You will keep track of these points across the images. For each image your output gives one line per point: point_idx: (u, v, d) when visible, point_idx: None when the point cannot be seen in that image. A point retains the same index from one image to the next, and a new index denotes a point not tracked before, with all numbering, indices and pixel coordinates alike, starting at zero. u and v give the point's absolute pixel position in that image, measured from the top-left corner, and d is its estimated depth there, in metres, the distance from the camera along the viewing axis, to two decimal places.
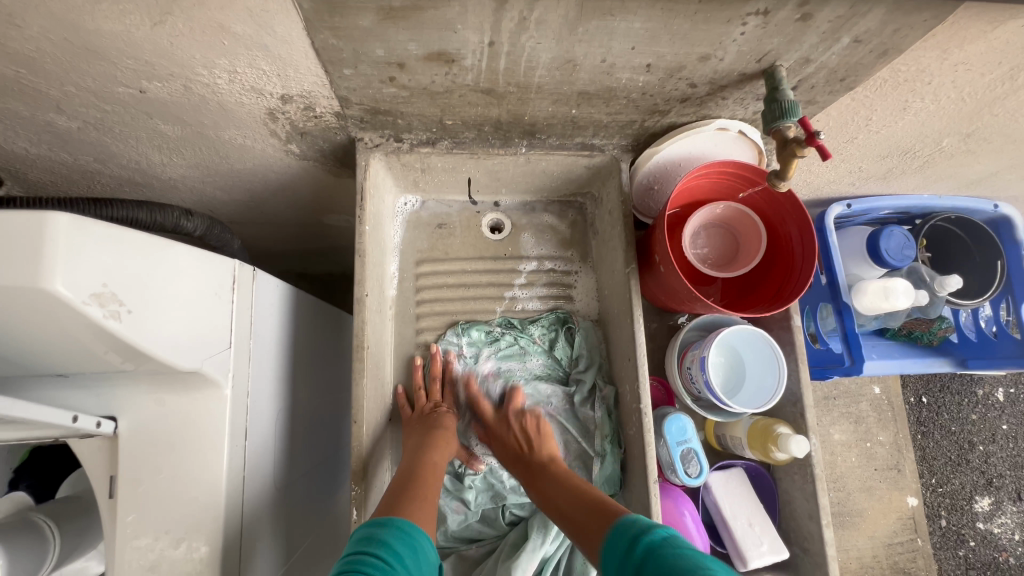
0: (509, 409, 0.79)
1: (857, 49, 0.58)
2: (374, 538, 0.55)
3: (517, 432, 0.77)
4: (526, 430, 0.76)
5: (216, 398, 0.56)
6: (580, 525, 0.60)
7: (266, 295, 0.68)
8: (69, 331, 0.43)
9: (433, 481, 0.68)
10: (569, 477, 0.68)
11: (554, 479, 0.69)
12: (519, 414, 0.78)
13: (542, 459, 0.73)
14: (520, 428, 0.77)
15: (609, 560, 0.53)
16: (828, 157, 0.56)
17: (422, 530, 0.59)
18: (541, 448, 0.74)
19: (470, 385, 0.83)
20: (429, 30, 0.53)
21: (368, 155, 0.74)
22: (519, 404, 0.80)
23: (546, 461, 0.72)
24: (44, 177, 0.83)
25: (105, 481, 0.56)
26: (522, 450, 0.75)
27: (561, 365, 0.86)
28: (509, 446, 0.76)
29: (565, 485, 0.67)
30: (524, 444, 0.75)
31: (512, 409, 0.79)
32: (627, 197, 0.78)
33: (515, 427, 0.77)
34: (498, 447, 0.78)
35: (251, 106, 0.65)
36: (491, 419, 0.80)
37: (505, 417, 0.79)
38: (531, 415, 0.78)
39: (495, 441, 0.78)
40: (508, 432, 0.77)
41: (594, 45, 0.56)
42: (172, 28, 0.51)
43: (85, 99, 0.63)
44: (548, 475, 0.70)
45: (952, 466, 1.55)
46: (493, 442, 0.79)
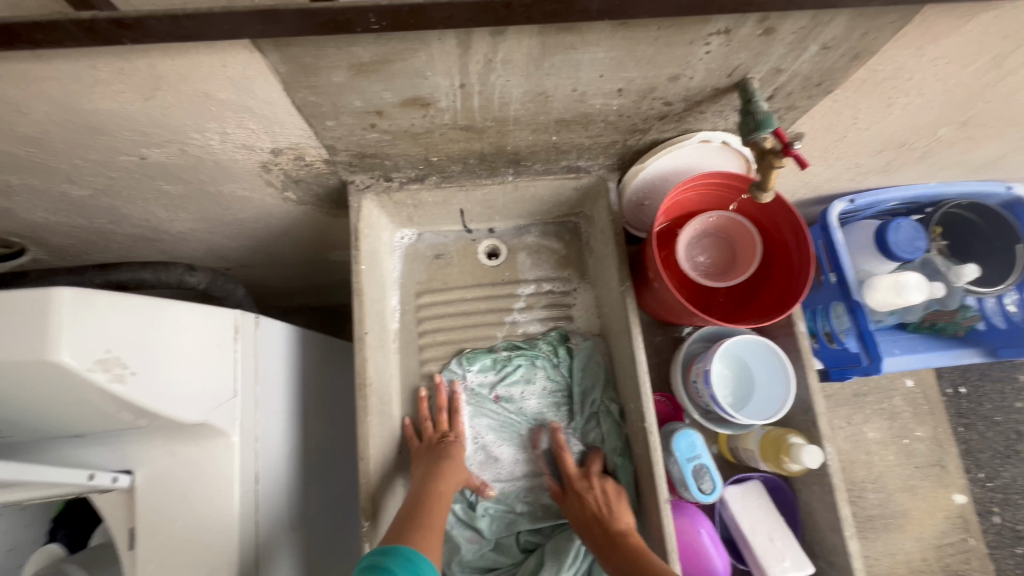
0: (592, 469, 0.77)
1: (828, 55, 0.58)
2: (377, 567, 0.56)
3: (597, 495, 0.73)
4: (605, 494, 0.73)
5: (225, 446, 0.59)
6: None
7: (270, 339, 0.71)
8: (80, 396, 0.46)
9: (439, 511, 0.68)
10: (650, 556, 0.62)
11: (623, 556, 0.63)
12: (600, 476, 0.76)
13: (617, 529, 0.67)
14: (599, 490, 0.73)
15: None
16: (806, 167, 0.56)
17: (427, 558, 0.60)
18: (620, 515, 0.69)
19: (557, 436, 0.81)
20: (400, 79, 0.55)
21: (360, 196, 0.77)
22: (599, 468, 0.77)
23: (624, 532, 0.67)
24: (65, 241, 0.88)
25: (126, 533, 0.59)
26: (598, 515, 0.70)
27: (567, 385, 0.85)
28: (586, 507, 0.72)
29: (640, 565, 0.61)
30: (603, 509, 0.71)
31: (593, 470, 0.76)
32: (616, 215, 0.79)
33: (595, 488, 0.74)
34: (573, 503, 0.74)
35: (245, 161, 0.68)
36: (572, 473, 0.76)
37: (585, 476, 0.76)
38: (611, 481, 0.74)
39: (572, 498, 0.74)
40: (588, 494, 0.73)
41: (563, 77, 0.58)
42: (162, 101, 0.55)
43: (92, 169, 0.67)
44: (622, 551, 0.64)
45: (1002, 458, 1.47)
46: (567, 497, 0.75)
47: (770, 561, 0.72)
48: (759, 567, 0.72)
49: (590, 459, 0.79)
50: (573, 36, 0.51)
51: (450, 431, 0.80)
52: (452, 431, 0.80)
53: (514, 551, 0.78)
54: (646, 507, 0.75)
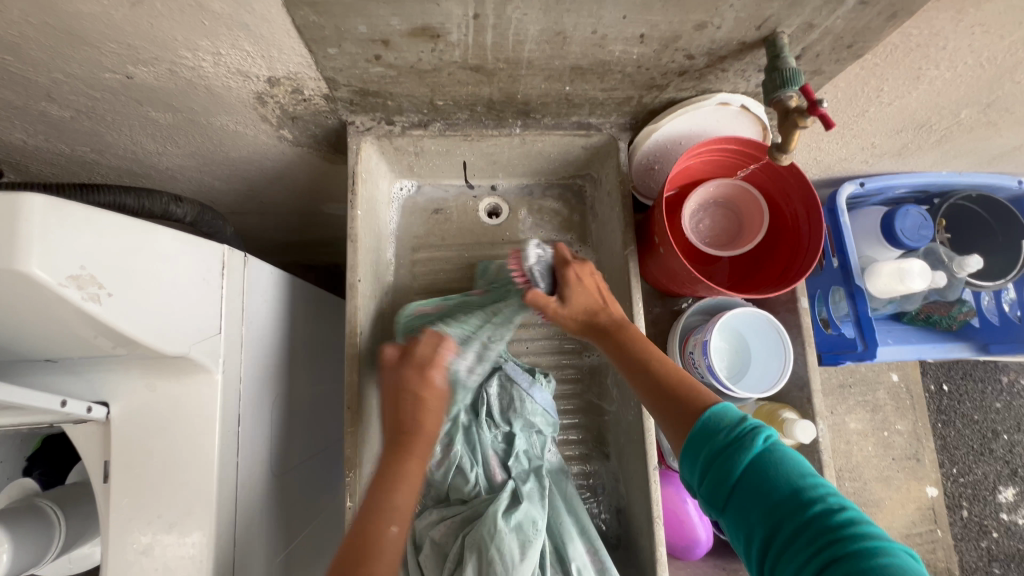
0: (574, 263, 0.70)
1: (864, 12, 0.55)
2: None
3: (592, 289, 0.69)
4: (598, 289, 0.69)
5: (207, 385, 0.57)
6: (669, 407, 0.57)
7: (259, 281, 0.68)
8: (51, 314, 0.43)
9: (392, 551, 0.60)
10: (657, 359, 0.61)
11: (624, 350, 0.64)
12: (590, 274, 0.71)
13: (616, 326, 0.66)
14: (593, 285, 0.69)
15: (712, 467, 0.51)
16: (831, 126, 0.53)
17: None
18: (613, 308, 0.68)
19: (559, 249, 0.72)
20: (410, 3, 0.51)
21: (360, 139, 0.73)
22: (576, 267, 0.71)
23: (624, 322, 0.66)
24: (44, 169, 0.83)
25: (100, 467, 0.56)
26: (594, 311, 0.68)
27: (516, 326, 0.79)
28: (576, 309, 0.68)
29: (643, 364, 0.62)
30: (601, 299, 0.69)
31: (574, 274, 0.69)
32: (625, 177, 0.76)
33: (582, 284, 0.69)
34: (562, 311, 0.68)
35: (239, 90, 0.64)
36: (566, 278, 0.69)
37: (569, 279, 0.69)
38: (577, 264, 0.70)
39: (564, 308, 0.68)
40: (574, 288, 0.68)
41: (584, 15, 0.54)
42: (151, 7, 0.50)
43: (74, 86, 0.63)
44: (630, 342, 0.64)
45: (975, 455, 1.53)
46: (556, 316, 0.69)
47: None
48: None
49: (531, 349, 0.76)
50: None
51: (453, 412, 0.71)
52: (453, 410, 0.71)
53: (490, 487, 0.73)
54: (633, 473, 0.74)
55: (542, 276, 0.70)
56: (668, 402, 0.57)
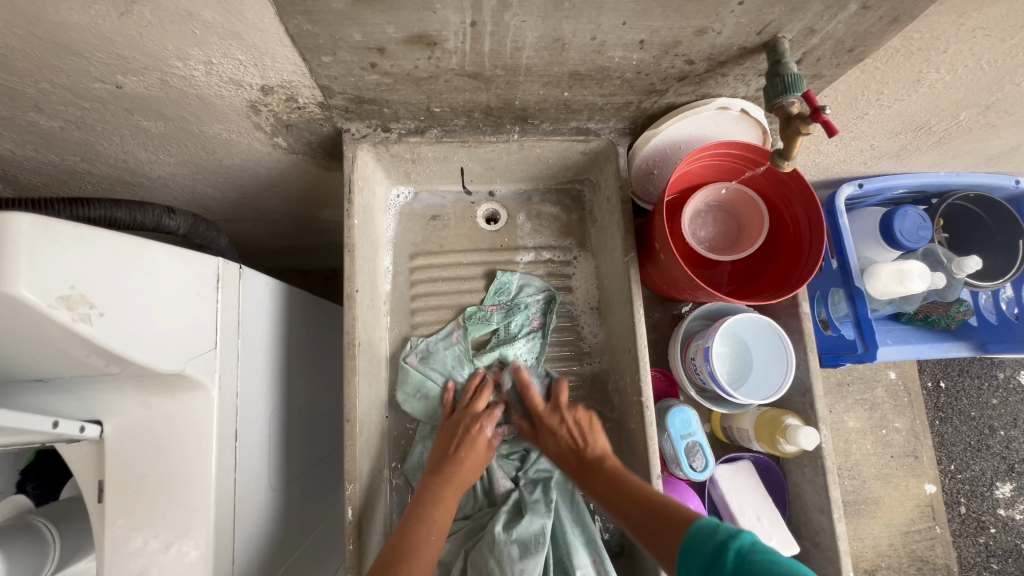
0: (558, 402, 0.75)
1: (866, 17, 0.54)
2: None
3: (569, 427, 0.73)
4: (578, 425, 0.73)
5: (203, 402, 0.55)
6: (652, 531, 0.58)
7: (255, 293, 0.67)
8: (42, 334, 0.42)
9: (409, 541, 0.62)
10: (633, 484, 0.63)
11: (606, 478, 0.66)
12: (569, 407, 0.75)
13: (595, 456, 0.69)
14: (571, 421, 0.73)
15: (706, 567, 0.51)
16: (834, 133, 0.52)
17: None
18: (594, 442, 0.71)
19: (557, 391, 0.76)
20: (406, 11, 0.50)
21: (355, 146, 0.72)
22: (564, 399, 0.76)
23: (601, 458, 0.69)
24: (34, 179, 0.82)
25: (94, 487, 0.55)
26: (575, 447, 0.71)
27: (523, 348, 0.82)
28: (563, 445, 0.72)
29: (621, 489, 0.63)
30: (578, 439, 0.72)
31: (561, 403, 0.75)
32: (624, 182, 0.75)
33: (567, 422, 0.73)
34: (546, 442, 0.74)
35: (232, 99, 0.63)
36: (541, 411, 0.75)
37: (557, 411, 0.75)
38: (582, 412, 0.74)
39: (548, 438, 0.74)
40: (558, 429, 0.73)
41: (583, 22, 0.53)
42: (140, 17, 0.49)
43: (62, 96, 0.62)
44: (604, 474, 0.66)
45: (972, 451, 1.53)
46: (543, 436, 0.75)
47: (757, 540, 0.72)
48: None
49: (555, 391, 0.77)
50: None
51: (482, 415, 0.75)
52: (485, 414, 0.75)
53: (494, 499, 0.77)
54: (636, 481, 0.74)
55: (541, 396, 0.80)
56: (650, 526, 0.58)
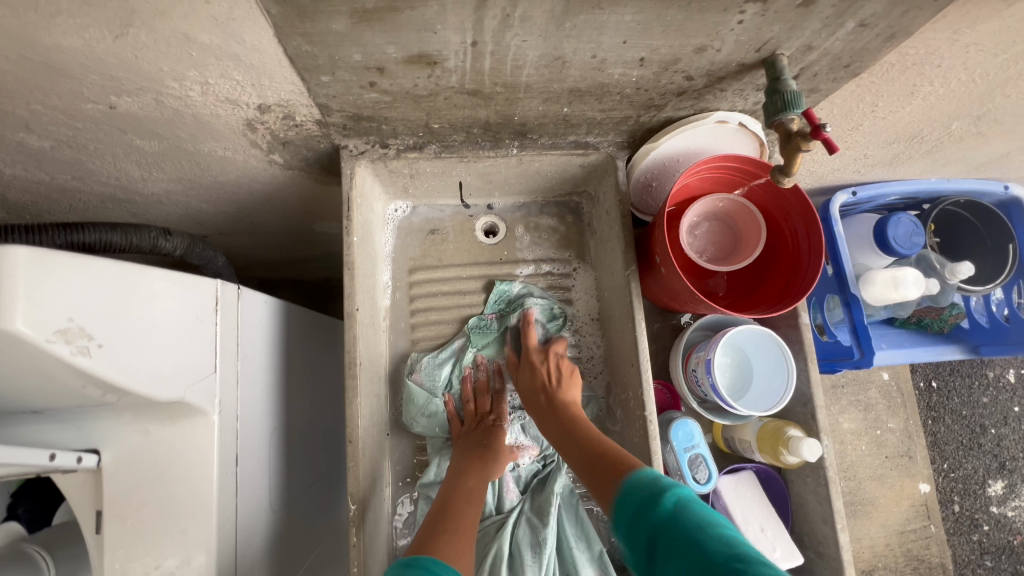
0: (550, 348, 0.78)
1: (864, 34, 0.55)
2: (414, 563, 0.53)
3: (549, 366, 0.76)
4: (559, 368, 0.75)
5: (203, 427, 0.54)
6: (594, 466, 0.60)
7: (253, 313, 0.66)
8: (38, 367, 0.41)
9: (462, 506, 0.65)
10: (585, 423, 0.67)
11: (561, 423, 0.69)
12: (559, 355, 0.77)
13: (562, 400, 0.71)
14: (552, 364, 0.76)
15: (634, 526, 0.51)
16: (835, 150, 0.52)
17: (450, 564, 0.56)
18: (567, 389, 0.73)
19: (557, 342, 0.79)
20: (407, 32, 0.50)
21: (353, 163, 0.71)
22: (560, 348, 0.79)
23: (568, 403, 0.71)
24: (23, 197, 0.80)
25: (92, 517, 0.54)
26: (548, 385, 0.73)
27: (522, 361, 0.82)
28: (537, 377, 0.75)
29: (574, 429, 0.66)
30: (552, 380, 0.74)
31: (553, 348, 0.78)
32: (624, 196, 0.75)
33: (549, 362, 0.76)
34: (524, 374, 0.77)
35: (228, 117, 0.62)
36: (532, 347, 0.79)
37: (543, 352, 0.78)
38: (568, 362, 0.76)
39: (525, 370, 0.77)
40: (540, 365, 0.76)
41: (584, 41, 0.53)
42: (135, 40, 0.48)
43: (54, 117, 0.60)
44: (565, 415, 0.69)
45: (965, 450, 1.55)
46: (522, 367, 0.78)
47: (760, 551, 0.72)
48: None
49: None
50: None
51: (493, 413, 0.78)
52: (493, 413, 0.78)
53: (500, 509, 0.76)
54: None
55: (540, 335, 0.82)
56: (595, 467, 0.60)
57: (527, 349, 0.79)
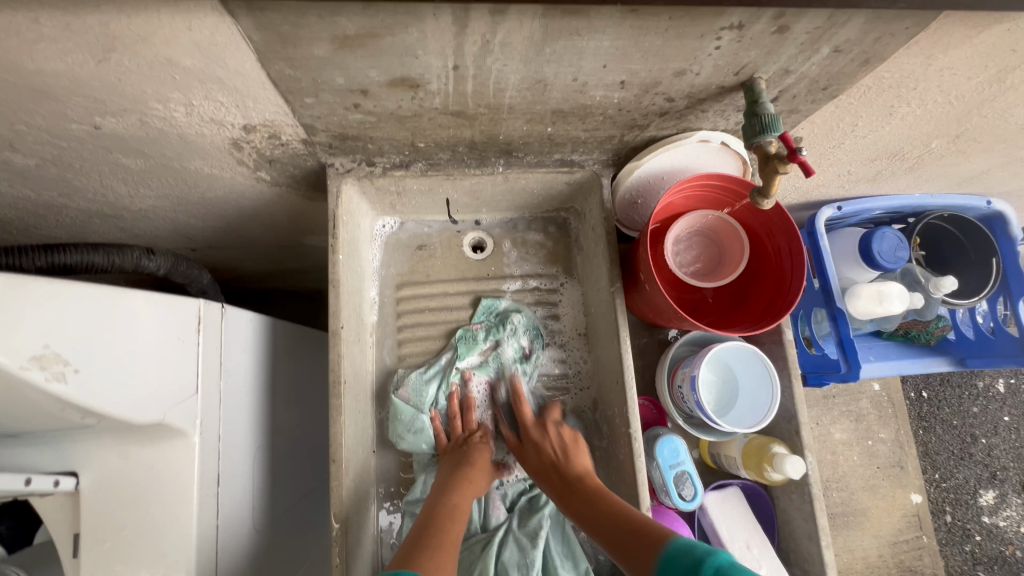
0: (548, 419, 0.76)
1: (838, 59, 0.56)
2: None
3: (552, 442, 0.73)
4: (561, 440, 0.73)
5: (184, 448, 0.54)
6: (627, 548, 0.56)
7: (237, 331, 0.66)
8: (13, 393, 0.41)
9: (449, 523, 0.64)
10: (607, 497, 0.64)
11: (582, 499, 0.65)
12: (556, 424, 0.76)
13: (576, 473, 0.68)
14: (556, 438, 0.73)
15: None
16: (811, 173, 0.53)
17: None
18: (576, 460, 0.70)
19: (552, 412, 0.78)
20: (388, 57, 0.50)
21: (340, 181, 0.72)
22: (556, 416, 0.78)
23: (581, 475, 0.68)
24: (9, 213, 0.80)
25: (70, 540, 0.54)
26: (557, 462, 0.70)
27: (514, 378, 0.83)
28: (545, 455, 0.72)
29: (597, 507, 0.62)
30: (559, 455, 0.71)
31: (549, 419, 0.76)
32: (609, 213, 0.76)
33: (550, 435, 0.74)
34: (528, 452, 0.74)
35: (213, 137, 0.63)
36: (528, 423, 0.76)
37: (541, 425, 0.76)
38: (570, 432, 0.74)
39: (528, 446, 0.74)
40: (543, 442, 0.73)
41: (564, 65, 0.54)
42: (118, 64, 0.49)
43: (39, 137, 0.60)
44: (579, 491, 0.66)
45: (956, 460, 1.56)
46: (524, 448, 0.75)
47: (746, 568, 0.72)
48: None
49: (547, 408, 0.79)
50: (579, 21, 0.47)
51: (479, 432, 0.78)
52: (480, 430, 0.79)
53: (486, 527, 0.76)
54: None
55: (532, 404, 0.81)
56: (625, 541, 0.57)
57: (523, 423, 0.77)
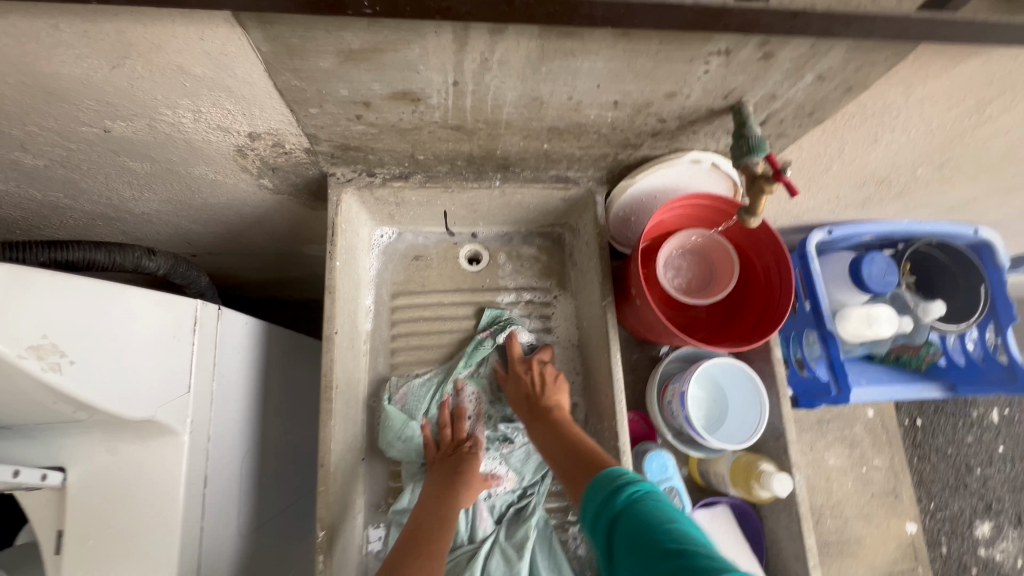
0: (533, 356, 0.80)
1: (823, 86, 0.58)
2: None
3: (533, 375, 0.77)
4: (542, 376, 0.77)
5: (173, 448, 0.55)
6: (574, 469, 0.61)
7: (232, 334, 0.67)
8: (8, 382, 0.42)
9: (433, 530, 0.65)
10: (571, 426, 0.69)
11: (550, 428, 0.70)
12: (542, 363, 0.79)
13: (548, 404, 0.73)
14: (536, 373, 0.78)
15: (590, 512, 0.54)
16: (796, 193, 0.55)
17: None
18: (551, 394, 0.75)
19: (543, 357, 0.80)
20: (390, 70, 0.52)
21: (340, 189, 0.73)
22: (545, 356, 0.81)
23: (551, 407, 0.73)
24: (14, 213, 0.81)
25: (53, 536, 0.53)
26: (533, 393, 0.75)
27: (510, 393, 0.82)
28: (524, 385, 0.77)
29: (562, 437, 0.67)
30: (536, 388, 0.76)
31: (537, 357, 0.80)
32: (602, 229, 0.78)
33: (533, 371, 0.78)
34: (511, 386, 0.79)
35: (218, 143, 0.65)
36: (516, 357, 0.81)
37: (526, 361, 0.80)
38: (551, 367, 0.78)
39: (512, 378, 0.79)
40: (525, 374, 0.78)
41: (560, 84, 0.56)
42: (131, 70, 0.51)
43: (49, 138, 0.62)
44: (547, 420, 0.71)
45: (951, 490, 1.55)
46: (509, 380, 0.80)
47: None
48: None
49: (538, 351, 0.83)
50: (573, 43, 0.49)
51: (470, 439, 0.78)
52: (470, 440, 0.77)
53: (473, 539, 0.75)
54: None
55: (525, 347, 0.84)
56: (575, 466, 0.62)
57: (511, 358, 0.81)
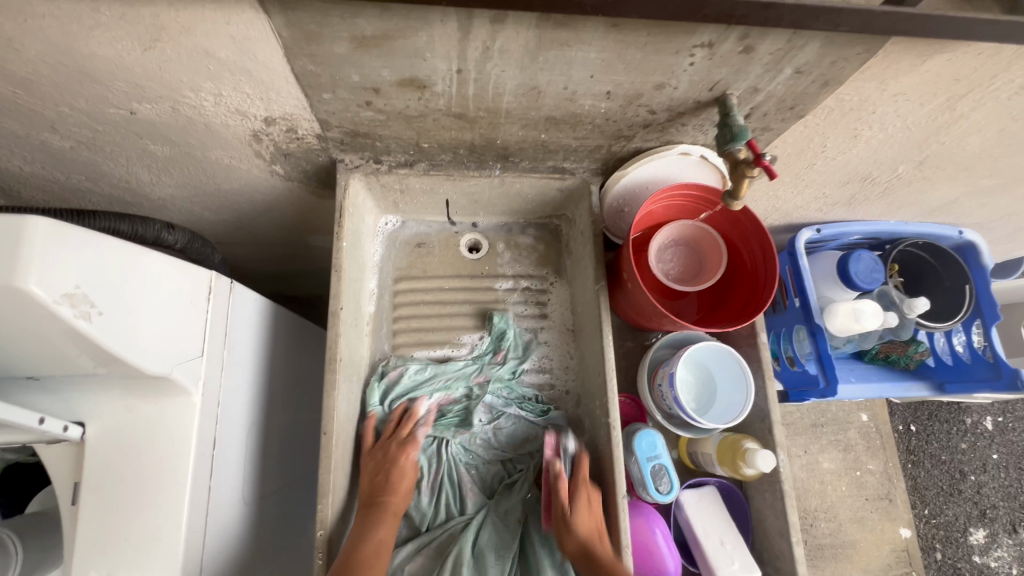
0: (578, 476, 0.75)
1: (801, 79, 0.62)
2: None
3: (589, 514, 0.71)
4: (591, 501, 0.73)
5: (185, 407, 0.58)
6: None
7: (243, 307, 0.70)
8: (41, 329, 0.45)
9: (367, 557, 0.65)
10: None
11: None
12: (586, 479, 0.75)
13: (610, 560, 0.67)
14: (585, 510, 0.71)
15: None
16: (774, 177, 0.59)
17: None
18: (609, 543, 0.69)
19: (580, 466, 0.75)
20: (399, 57, 0.57)
21: (348, 175, 0.77)
22: (585, 472, 0.75)
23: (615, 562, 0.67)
24: (37, 195, 0.86)
25: (70, 488, 0.56)
26: (596, 541, 0.69)
27: (504, 376, 0.85)
28: (586, 522, 0.70)
29: None
30: (598, 530, 0.70)
31: (584, 478, 0.75)
32: (597, 218, 0.81)
33: (585, 509, 0.71)
34: (574, 516, 0.71)
35: (236, 128, 0.69)
36: (562, 477, 0.75)
37: (580, 484, 0.74)
38: (595, 491, 0.74)
39: (577, 512, 0.71)
40: (583, 500, 0.72)
41: (556, 73, 0.60)
42: (161, 53, 0.55)
43: (78, 119, 0.67)
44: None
45: (945, 496, 1.57)
46: (574, 502, 0.72)
47: (720, 564, 0.73)
48: (708, 570, 0.74)
49: (575, 462, 0.77)
50: (567, 33, 0.54)
51: (408, 438, 0.78)
52: (408, 439, 0.78)
53: (464, 512, 0.78)
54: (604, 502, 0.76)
55: (568, 461, 0.77)
56: None
57: (556, 479, 0.75)
